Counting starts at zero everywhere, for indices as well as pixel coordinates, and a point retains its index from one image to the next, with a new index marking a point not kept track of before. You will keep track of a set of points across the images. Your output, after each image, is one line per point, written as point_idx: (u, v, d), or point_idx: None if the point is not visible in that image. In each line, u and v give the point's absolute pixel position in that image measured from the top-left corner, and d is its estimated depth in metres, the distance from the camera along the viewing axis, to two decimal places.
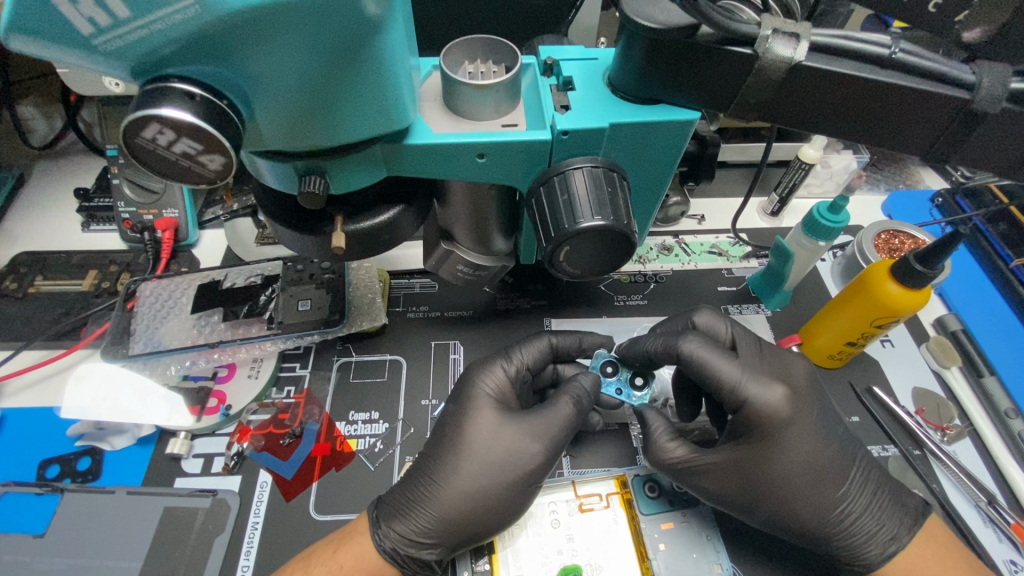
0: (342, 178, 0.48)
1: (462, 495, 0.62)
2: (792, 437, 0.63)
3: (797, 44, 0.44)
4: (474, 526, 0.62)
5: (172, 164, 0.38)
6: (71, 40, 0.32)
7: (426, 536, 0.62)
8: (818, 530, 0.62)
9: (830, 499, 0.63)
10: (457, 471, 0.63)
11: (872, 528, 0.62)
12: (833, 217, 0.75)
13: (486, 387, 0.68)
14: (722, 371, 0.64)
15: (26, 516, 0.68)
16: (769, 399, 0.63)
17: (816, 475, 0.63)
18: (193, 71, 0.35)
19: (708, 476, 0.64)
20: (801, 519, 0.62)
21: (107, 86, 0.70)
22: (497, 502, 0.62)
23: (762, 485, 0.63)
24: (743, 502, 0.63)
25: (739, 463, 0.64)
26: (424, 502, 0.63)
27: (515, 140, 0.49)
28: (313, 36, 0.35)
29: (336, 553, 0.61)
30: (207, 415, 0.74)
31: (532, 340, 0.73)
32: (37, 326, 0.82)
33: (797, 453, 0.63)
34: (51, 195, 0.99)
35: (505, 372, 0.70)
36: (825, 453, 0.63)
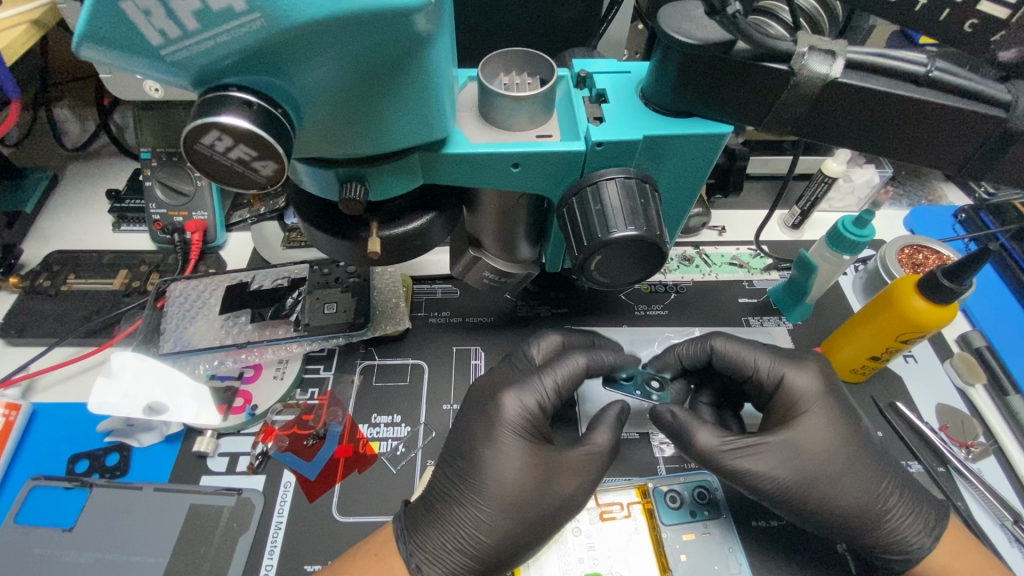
0: (380, 185, 0.49)
1: (499, 519, 0.61)
2: (820, 422, 0.64)
3: (833, 61, 0.45)
4: (508, 558, 0.62)
5: (226, 169, 0.39)
6: (141, 50, 0.33)
7: (463, 571, 0.61)
8: (861, 519, 0.62)
9: (868, 484, 0.63)
10: (491, 509, 0.62)
11: (911, 515, 0.62)
12: (858, 231, 0.75)
13: (515, 412, 0.65)
14: (750, 361, 0.69)
15: (56, 510, 0.70)
16: (801, 385, 0.67)
17: (852, 461, 0.63)
18: (250, 81, 0.36)
19: (752, 465, 0.63)
20: (843, 507, 0.62)
21: (147, 90, 0.72)
22: (530, 538, 0.62)
23: (803, 473, 0.62)
24: (784, 484, 0.62)
25: (776, 450, 0.63)
26: (459, 545, 0.61)
27: (550, 151, 0.50)
28: (371, 42, 0.36)
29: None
30: (234, 414, 0.75)
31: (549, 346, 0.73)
32: (69, 324, 0.84)
33: (830, 440, 0.64)
34: (83, 195, 1.01)
35: (541, 396, 0.67)
36: (855, 441, 0.64)
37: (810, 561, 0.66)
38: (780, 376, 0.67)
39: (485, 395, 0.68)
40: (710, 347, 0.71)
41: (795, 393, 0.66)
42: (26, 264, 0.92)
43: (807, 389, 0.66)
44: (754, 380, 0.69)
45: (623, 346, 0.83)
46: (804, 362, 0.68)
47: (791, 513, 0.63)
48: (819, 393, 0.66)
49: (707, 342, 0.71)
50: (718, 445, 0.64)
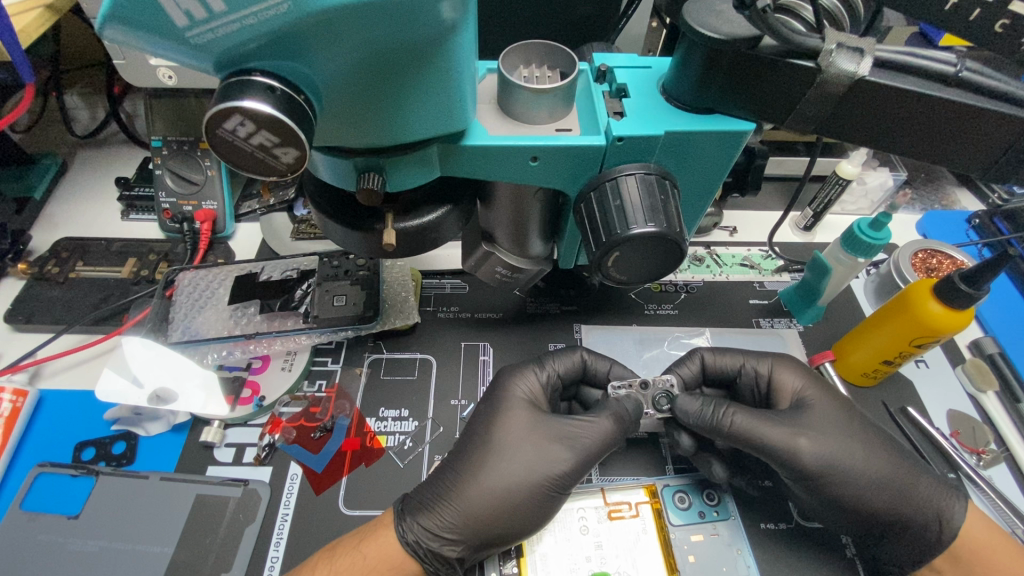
0: (397, 176, 0.48)
1: (497, 487, 0.63)
2: (830, 405, 0.67)
3: (861, 59, 0.45)
4: (499, 526, 0.61)
5: (247, 156, 0.39)
6: (167, 33, 0.33)
7: (448, 531, 0.61)
8: (895, 491, 0.63)
9: (889, 458, 0.64)
10: (491, 471, 0.64)
11: (938, 486, 0.64)
12: (873, 234, 0.74)
13: (520, 390, 0.70)
14: (740, 361, 0.73)
15: (63, 497, 0.70)
16: (789, 375, 0.70)
17: (869, 437, 0.65)
18: (274, 67, 0.36)
19: (788, 442, 0.64)
20: (875, 481, 0.63)
21: (160, 78, 0.73)
22: (521, 506, 0.62)
23: (831, 450, 0.63)
24: (814, 462, 0.63)
25: (803, 430, 0.65)
26: (451, 498, 0.63)
27: (569, 145, 0.50)
28: (417, 26, 0.36)
29: (361, 542, 0.61)
30: (241, 405, 0.75)
31: (566, 353, 0.74)
32: (77, 311, 0.84)
33: (842, 421, 0.66)
34: (92, 183, 1.01)
35: (537, 378, 0.71)
36: (860, 421, 0.66)
37: (819, 565, 0.66)
38: (770, 369, 0.71)
39: (502, 383, 0.70)
40: (702, 358, 0.73)
41: (789, 383, 0.70)
42: (35, 250, 0.92)
43: (798, 380, 0.70)
44: (744, 377, 0.73)
45: (632, 346, 0.83)
46: (791, 361, 0.72)
47: (825, 492, 0.63)
48: (811, 383, 0.70)
49: (697, 355, 0.73)
50: (754, 424, 0.64)
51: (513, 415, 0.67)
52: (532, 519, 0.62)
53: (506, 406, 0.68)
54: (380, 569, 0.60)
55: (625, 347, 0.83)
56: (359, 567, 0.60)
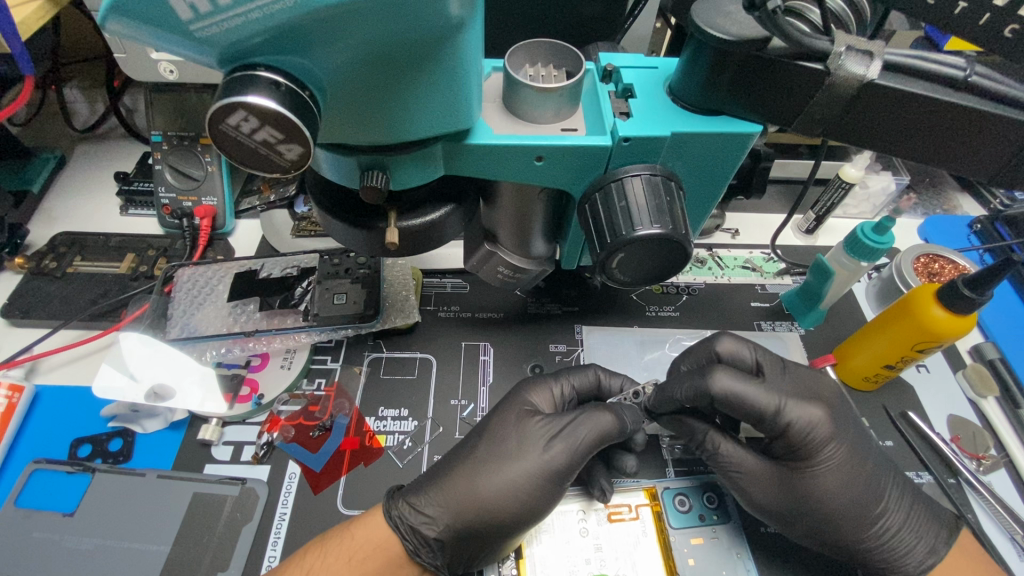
0: (402, 174, 0.48)
1: (483, 475, 0.62)
2: (830, 461, 0.62)
3: (870, 62, 0.44)
4: (478, 509, 0.60)
5: (251, 152, 0.38)
6: (171, 26, 0.32)
7: (437, 514, 0.61)
8: (856, 546, 0.63)
9: (865, 523, 0.62)
10: (496, 468, 0.62)
11: (908, 547, 0.63)
12: (877, 238, 0.74)
13: (533, 402, 0.69)
14: (761, 404, 0.61)
15: (58, 494, 0.69)
16: (809, 422, 0.62)
17: (854, 501, 0.62)
18: (278, 61, 0.35)
19: (748, 491, 0.64)
20: (839, 537, 0.63)
21: (161, 73, 0.72)
22: (508, 492, 0.61)
23: (799, 507, 0.63)
24: (775, 514, 0.64)
25: (777, 483, 0.64)
26: (451, 488, 0.62)
27: (575, 145, 0.49)
28: (399, 29, 0.35)
29: (353, 528, 0.62)
30: (240, 403, 0.74)
31: (581, 369, 0.73)
32: (74, 306, 0.83)
33: (837, 480, 0.62)
34: (91, 177, 1.00)
35: (552, 391, 0.70)
36: (855, 476, 0.63)
37: (818, 569, 0.66)
38: (788, 419, 0.61)
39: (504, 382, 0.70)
40: (707, 383, 0.61)
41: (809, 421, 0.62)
42: (32, 244, 0.91)
43: (822, 429, 0.62)
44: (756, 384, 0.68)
45: (634, 348, 0.82)
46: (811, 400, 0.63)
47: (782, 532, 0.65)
48: (832, 430, 0.62)
49: (704, 375, 0.62)
50: (727, 466, 0.65)
51: (517, 416, 0.66)
52: (518, 506, 0.60)
53: (509, 406, 0.68)
54: (366, 548, 0.61)
55: (626, 349, 0.82)
56: (347, 548, 0.60)
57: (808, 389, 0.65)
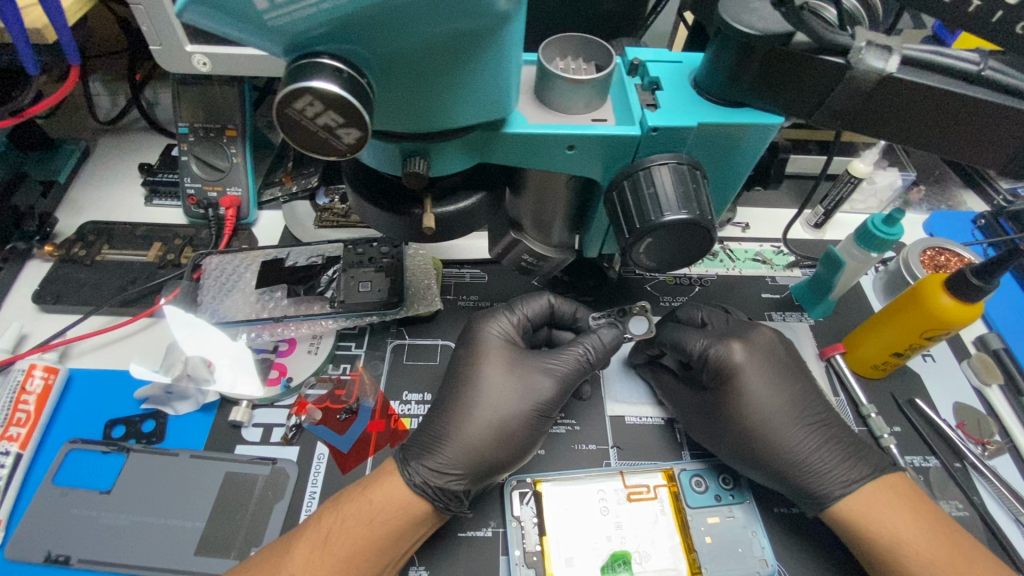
0: (441, 161, 0.50)
1: (486, 424, 0.67)
2: (751, 383, 0.70)
3: (888, 57, 0.47)
4: (495, 455, 0.66)
5: (310, 135, 0.40)
6: (248, 16, 0.35)
7: (452, 468, 0.65)
8: (781, 469, 0.67)
9: (788, 433, 0.68)
10: (480, 406, 0.69)
11: (827, 470, 0.66)
12: (888, 229, 0.77)
13: (493, 332, 0.74)
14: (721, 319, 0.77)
15: (94, 473, 0.71)
16: (723, 349, 0.72)
17: (777, 411, 0.69)
18: (341, 50, 0.38)
19: (682, 418, 0.73)
20: (768, 459, 0.68)
21: (196, 66, 0.74)
22: (514, 435, 0.67)
23: (723, 422, 0.70)
24: (703, 439, 0.71)
25: (708, 400, 0.72)
26: (448, 438, 0.67)
27: (605, 134, 0.52)
28: (452, 18, 0.37)
29: (366, 490, 0.64)
30: (270, 386, 0.77)
31: (535, 296, 0.78)
32: (104, 293, 0.85)
33: (760, 395, 0.70)
34: (116, 168, 1.02)
35: (510, 322, 0.76)
36: (779, 399, 0.70)
37: (829, 547, 0.68)
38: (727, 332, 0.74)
39: (523, 363, 0.72)
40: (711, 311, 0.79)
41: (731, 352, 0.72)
42: (60, 233, 0.93)
43: (748, 345, 0.72)
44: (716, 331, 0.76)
45: None
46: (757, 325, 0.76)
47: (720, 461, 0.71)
48: (748, 356, 0.71)
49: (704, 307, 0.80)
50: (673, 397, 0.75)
51: (491, 353, 0.72)
52: (527, 444, 0.68)
53: (482, 347, 0.73)
54: (389, 510, 0.62)
55: None
56: (366, 511, 0.62)
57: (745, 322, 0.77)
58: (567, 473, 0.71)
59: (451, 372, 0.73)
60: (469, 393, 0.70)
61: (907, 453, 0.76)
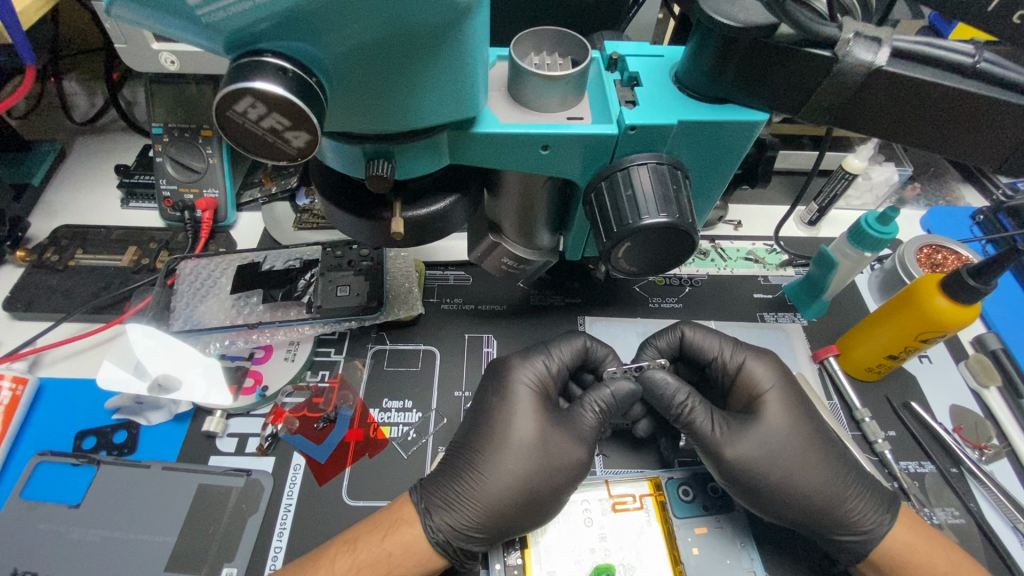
0: (407, 164, 0.48)
1: (509, 489, 0.62)
2: (781, 407, 0.67)
3: (878, 49, 0.44)
4: (517, 520, 0.62)
5: (257, 139, 0.38)
6: (177, 10, 0.32)
7: (474, 530, 0.61)
8: (822, 499, 0.63)
9: (822, 463, 0.64)
10: (500, 465, 0.64)
11: (868, 499, 0.63)
12: (881, 228, 0.74)
13: (529, 379, 0.69)
14: (715, 345, 0.72)
15: (63, 487, 0.69)
16: (755, 372, 0.70)
17: (805, 446, 0.65)
18: (285, 47, 0.35)
19: (718, 444, 0.65)
20: (805, 487, 0.63)
21: (163, 63, 0.72)
22: (537, 499, 0.62)
23: (762, 447, 0.65)
24: (745, 467, 0.64)
25: (744, 432, 0.65)
26: (471, 497, 0.62)
27: (581, 133, 0.49)
28: (403, 14, 0.35)
29: (386, 538, 0.60)
30: (244, 395, 0.74)
31: (570, 337, 0.73)
32: (76, 299, 0.83)
33: (790, 420, 0.66)
34: (92, 170, 1.00)
35: (545, 366, 0.70)
36: (809, 425, 0.67)
37: (817, 556, 0.66)
38: (740, 362, 0.71)
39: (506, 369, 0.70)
40: (681, 332, 0.73)
41: (758, 377, 0.69)
42: (33, 238, 0.91)
43: (767, 377, 0.69)
44: (713, 367, 0.72)
45: (635, 339, 0.82)
46: (764, 354, 0.72)
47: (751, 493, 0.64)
48: (779, 380, 0.69)
49: (678, 327, 0.73)
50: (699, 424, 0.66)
51: (521, 404, 0.67)
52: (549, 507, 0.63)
53: (514, 397, 0.67)
54: (407, 565, 0.60)
55: (628, 340, 0.82)
56: (385, 565, 0.59)
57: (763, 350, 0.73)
58: None
59: (482, 414, 0.68)
60: (493, 433, 0.66)
61: (901, 459, 0.74)
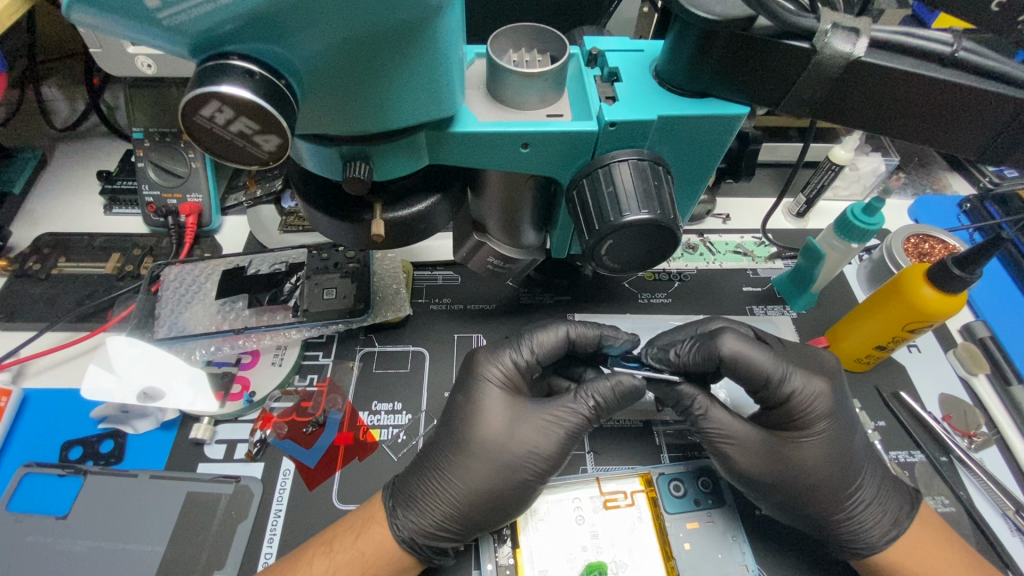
0: (385, 164, 0.47)
1: (467, 488, 0.62)
2: (821, 425, 0.64)
3: (856, 39, 0.44)
4: (479, 515, 0.62)
5: (227, 144, 0.38)
6: (136, 14, 0.32)
7: (442, 528, 0.61)
8: (831, 514, 0.63)
9: (844, 484, 0.63)
10: (462, 465, 0.63)
11: (877, 520, 0.63)
12: (867, 219, 0.74)
13: (492, 373, 0.68)
14: (768, 368, 0.64)
15: (50, 498, 0.68)
16: (809, 390, 0.65)
17: (833, 464, 0.64)
18: (252, 50, 0.35)
19: (734, 455, 0.64)
20: (817, 501, 0.63)
21: (140, 67, 0.70)
22: (502, 497, 0.62)
23: (783, 463, 0.64)
24: (761, 480, 0.63)
25: (768, 444, 0.64)
26: (442, 496, 0.62)
27: (560, 130, 0.49)
28: (370, 11, 0.34)
29: (358, 538, 0.61)
30: (231, 401, 0.74)
31: (551, 327, 0.70)
32: (60, 308, 0.82)
33: (824, 438, 0.64)
34: (73, 176, 0.98)
35: (516, 360, 0.68)
36: (845, 443, 0.65)
37: (811, 548, 0.67)
38: (791, 390, 0.64)
39: (472, 367, 0.69)
40: (721, 352, 0.64)
41: (811, 398, 0.64)
42: (15, 247, 0.89)
43: (819, 399, 0.65)
44: (762, 390, 0.65)
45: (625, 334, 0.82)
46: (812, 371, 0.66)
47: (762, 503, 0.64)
48: (829, 397, 0.65)
49: (717, 347, 0.64)
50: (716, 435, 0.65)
51: (509, 400, 0.66)
52: (512, 505, 0.62)
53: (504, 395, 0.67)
54: (379, 562, 0.60)
55: None
56: (359, 563, 0.59)
57: (811, 364, 0.68)
58: (557, 480, 0.69)
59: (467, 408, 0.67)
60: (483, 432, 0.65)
61: (891, 449, 0.74)
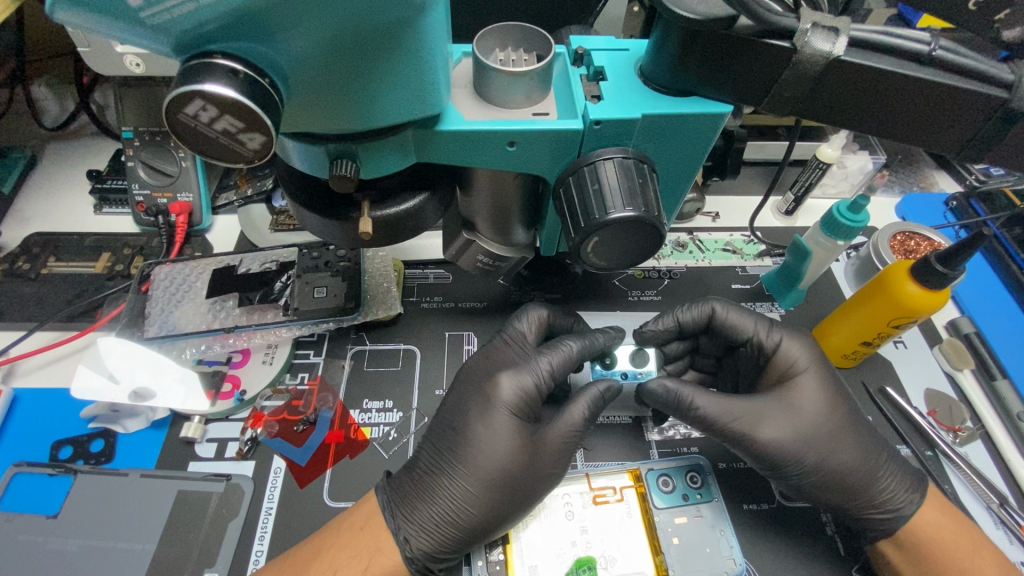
0: (373, 162, 0.47)
1: (464, 499, 0.62)
2: (817, 389, 0.66)
3: (836, 39, 0.45)
4: (476, 529, 0.62)
5: (212, 142, 0.38)
6: (119, 14, 0.32)
7: (442, 544, 0.62)
8: (856, 478, 0.63)
9: (856, 445, 0.65)
10: (455, 480, 0.63)
11: (897, 475, 0.64)
12: (852, 216, 0.75)
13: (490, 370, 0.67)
14: (750, 328, 0.70)
15: (40, 497, 0.68)
16: (790, 351, 0.68)
17: (840, 428, 0.65)
18: (235, 49, 0.35)
19: (753, 431, 0.64)
20: (837, 468, 0.64)
21: (127, 65, 0.70)
22: (498, 509, 0.62)
23: (796, 432, 0.64)
24: (782, 456, 0.63)
25: (775, 413, 0.65)
26: (443, 514, 0.62)
27: (545, 129, 0.49)
28: (354, 10, 0.34)
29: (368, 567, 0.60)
30: (222, 400, 0.74)
31: (558, 345, 0.69)
32: (50, 307, 0.82)
33: (822, 400, 0.66)
34: (63, 175, 0.98)
35: (533, 380, 0.66)
36: (844, 409, 0.66)
37: (801, 540, 0.67)
38: (777, 341, 0.69)
39: (469, 377, 0.69)
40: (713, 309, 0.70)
41: (794, 357, 0.68)
42: (4, 247, 0.89)
43: (802, 357, 0.68)
44: (746, 347, 0.71)
45: None
46: (794, 339, 0.69)
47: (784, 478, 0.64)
48: (809, 361, 0.68)
49: (709, 304, 0.71)
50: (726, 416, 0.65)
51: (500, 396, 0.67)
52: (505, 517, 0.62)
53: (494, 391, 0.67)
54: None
55: None
56: None
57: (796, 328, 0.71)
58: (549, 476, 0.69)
59: (456, 404, 0.67)
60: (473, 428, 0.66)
61: None
